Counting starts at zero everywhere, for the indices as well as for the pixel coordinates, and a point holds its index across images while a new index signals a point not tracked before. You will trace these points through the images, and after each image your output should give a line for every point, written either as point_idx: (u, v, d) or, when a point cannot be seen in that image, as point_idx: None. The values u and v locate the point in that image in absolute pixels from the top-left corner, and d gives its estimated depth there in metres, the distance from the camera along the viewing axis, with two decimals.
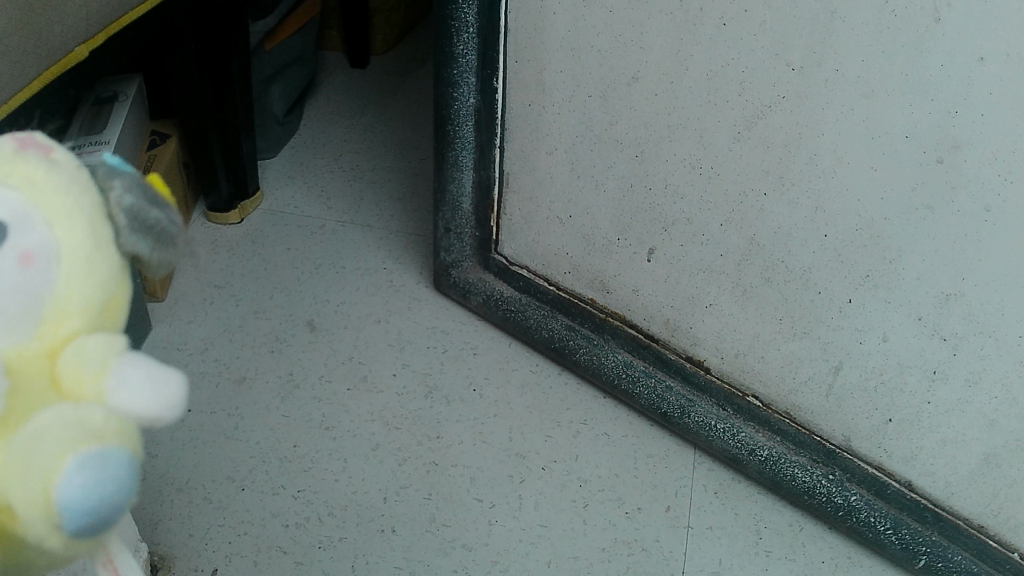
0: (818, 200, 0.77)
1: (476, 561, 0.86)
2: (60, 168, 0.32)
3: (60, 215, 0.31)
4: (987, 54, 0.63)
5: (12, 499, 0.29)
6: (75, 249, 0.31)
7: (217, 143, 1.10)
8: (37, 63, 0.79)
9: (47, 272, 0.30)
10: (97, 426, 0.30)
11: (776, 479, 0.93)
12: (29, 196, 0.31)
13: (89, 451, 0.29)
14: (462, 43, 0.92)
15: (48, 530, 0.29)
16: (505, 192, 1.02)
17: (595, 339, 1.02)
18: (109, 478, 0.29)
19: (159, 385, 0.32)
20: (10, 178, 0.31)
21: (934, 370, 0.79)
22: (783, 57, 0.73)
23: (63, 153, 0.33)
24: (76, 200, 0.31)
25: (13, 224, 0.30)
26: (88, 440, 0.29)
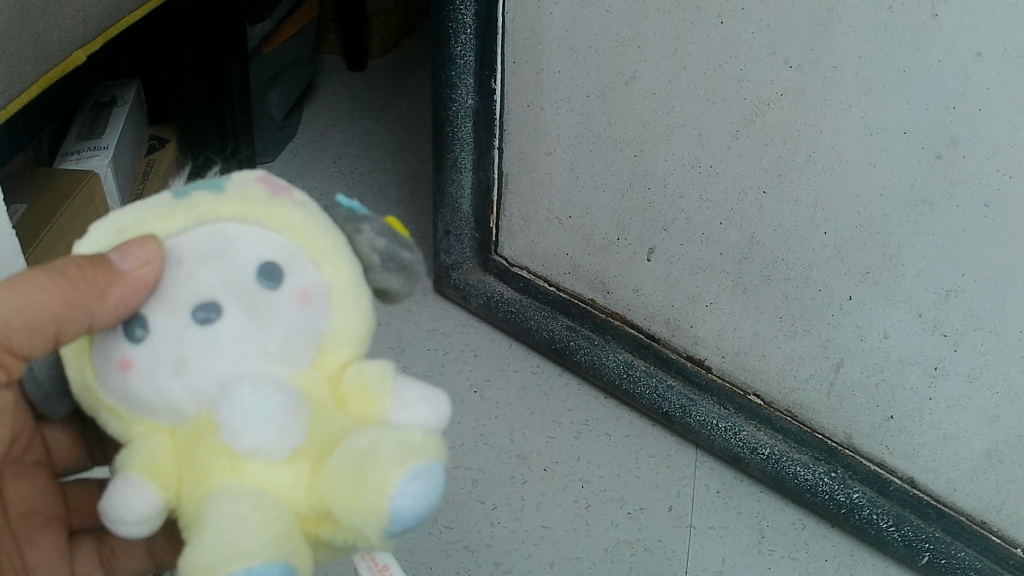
0: (816, 197, 0.77)
1: (478, 563, 0.86)
2: (315, 218, 0.39)
3: (324, 258, 0.38)
4: (985, 48, 0.63)
5: (348, 505, 0.33)
6: (339, 286, 0.38)
7: (215, 146, 1.10)
8: (35, 69, 0.80)
9: (322, 307, 0.37)
10: (418, 441, 0.34)
11: (779, 477, 0.93)
12: (294, 237, 0.38)
13: (419, 461, 0.33)
14: (459, 45, 0.92)
15: (378, 533, 0.33)
16: (504, 194, 1.02)
17: (595, 339, 1.01)
18: (435, 487, 0.33)
19: (429, 406, 0.39)
20: (279, 220, 0.38)
21: (935, 366, 0.79)
22: (781, 55, 0.73)
23: (301, 199, 0.41)
24: (334, 242, 0.39)
25: (289, 265, 0.37)
26: (409, 451, 0.34)
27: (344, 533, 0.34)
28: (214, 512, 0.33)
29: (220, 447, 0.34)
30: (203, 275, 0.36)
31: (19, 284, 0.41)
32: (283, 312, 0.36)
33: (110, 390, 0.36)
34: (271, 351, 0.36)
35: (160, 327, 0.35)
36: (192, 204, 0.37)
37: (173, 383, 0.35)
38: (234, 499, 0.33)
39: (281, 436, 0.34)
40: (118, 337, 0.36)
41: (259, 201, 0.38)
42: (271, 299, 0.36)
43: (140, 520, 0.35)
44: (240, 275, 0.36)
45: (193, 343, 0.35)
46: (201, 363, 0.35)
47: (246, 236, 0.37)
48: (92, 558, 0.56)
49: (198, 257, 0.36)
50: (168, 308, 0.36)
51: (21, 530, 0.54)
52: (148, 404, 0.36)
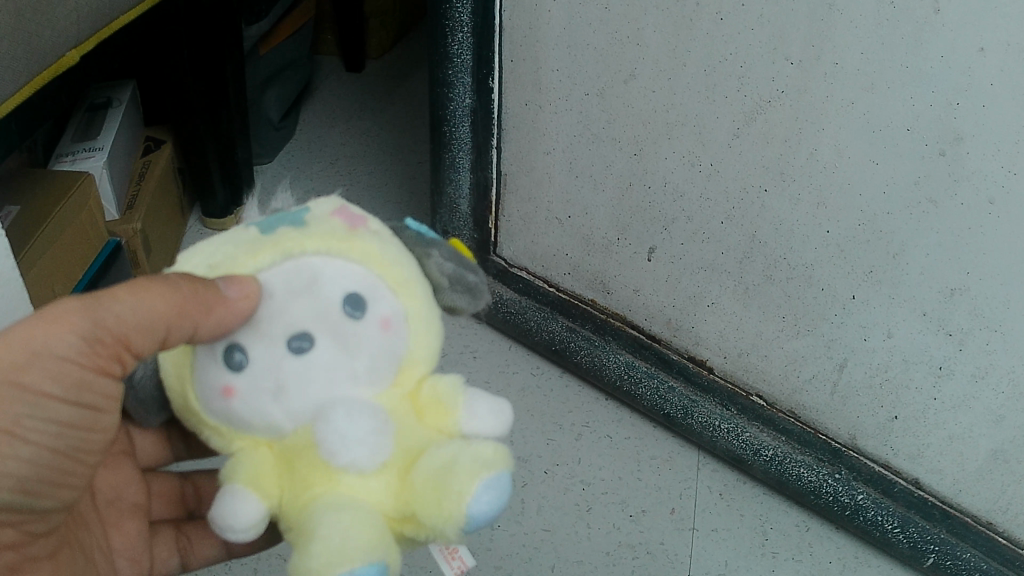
0: (819, 195, 0.76)
1: (478, 566, 0.85)
2: (390, 247, 0.43)
3: (400, 286, 0.42)
4: (988, 43, 0.62)
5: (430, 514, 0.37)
6: (415, 312, 0.42)
7: (212, 149, 1.07)
8: (27, 70, 0.79)
9: (401, 332, 0.41)
10: (486, 455, 0.38)
11: (782, 479, 0.91)
12: (373, 268, 0.41)
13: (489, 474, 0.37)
14: (456, 43, 0.90)
15: (456, 534, 0.37)
16: (502, 194, 1.01)
17: (596, 340, 1.00)
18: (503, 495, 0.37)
19: (498, 414, 0.43)
20: (358, 253, 0.41)
21: (939, 366, 0.78)
22: (782, 51, 0.72)
23: (376, 226, 0.44)
24: (409, 270, 0.42)
25: (371, 296, 0.41)
26: (481, 467, 0.38)
27: (426, 533, 0.39)
28: (315, 523, 0.37)
29: (318, 460, 0.38)
30: (294, 309, 0.39)
31: (138, 287, 0.43)
32: (369, 340, 0.40)
33: (213, 408, 0.40)
34: (359, 374, 0.40)
35: (259, 357, 0.39)
36: (278, 240, 0.41)
37: (273, 407, 0.39)
38: (335, 508, 0.37)
39: (373, 453, 0.38)
40: (217, 361, 0.40)
41: (340, 234, 0.41)
42: (359, 330, 0.40)
43: (249, 530, 0.38)
44: (329, 308, 0.39)
45: (291, 371, 0.39)
46: (298, 389, 0.39)
47: (332, 270, 0.40)
48: (171, 544, 0.62)
49: (289, 292, 0.40)
50: (265, 340, 0.39)
51: (108, 516, 0.59)
52: (250, 423, 0.40)
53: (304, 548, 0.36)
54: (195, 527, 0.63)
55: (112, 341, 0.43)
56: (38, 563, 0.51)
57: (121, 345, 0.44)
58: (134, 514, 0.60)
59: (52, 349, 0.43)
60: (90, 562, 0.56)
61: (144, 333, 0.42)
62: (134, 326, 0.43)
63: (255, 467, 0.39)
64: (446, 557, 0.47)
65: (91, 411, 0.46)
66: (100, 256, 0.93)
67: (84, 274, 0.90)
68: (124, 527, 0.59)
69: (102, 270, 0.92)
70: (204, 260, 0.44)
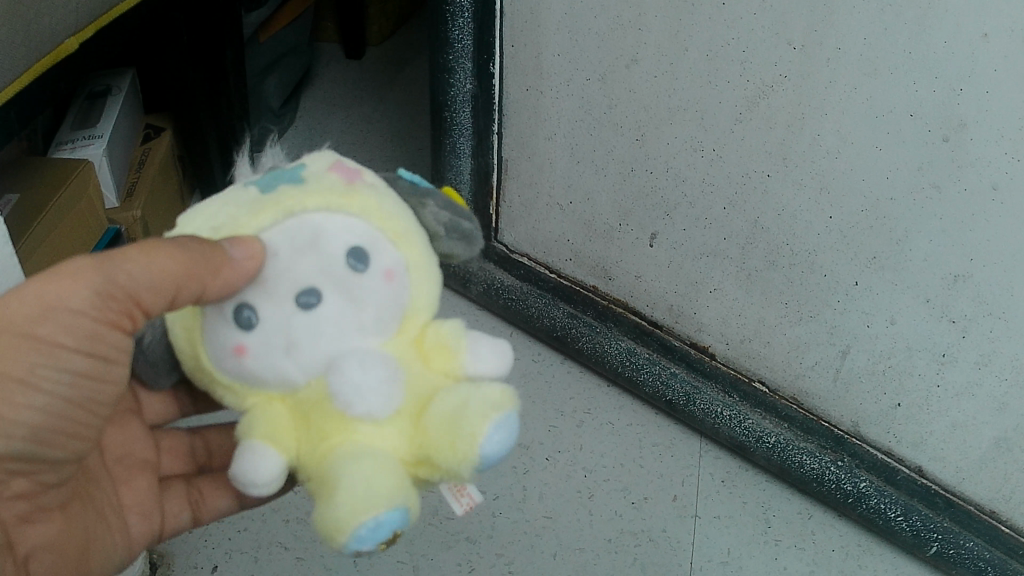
0: (822, 180, 0.76)
1: (479, 554, 0.84)
2: (388, 199, 0.43)
3: (400, 238, 0.42)
4: (991, 29, 0.62)
5: (447, 454, 0.38)
6: (415, 261, 0.42)
7: (212, 133, 1.07)
8: (25, 57, 0.78)
9: (404, 282, 0.41)
10: (496, 395, 0.39)
11: (786, 466, 0.91)
12: (374, 222, 0.41)
13: (500, 414, 0.38)
14: (457, 28, 0.90)
15: (472, 472, 0.39)
16: (503, 180, 1.00)
17: (597, 327, 1.00)
18: (514, 431, 0.39)
19: (499, 350, 0.43)
20: (359, 207, 0.41)
21: (943, 353, 0.77)
22: (785, 36, 0.71)
23: (369, 177, 0.44)
24: (406, 221, 0.42)
25: (375, 249, 0.41)
26: (493, 406, 0.39)
27: (443, 474, 0.39)
28: (338, 472, 0.37)
29: (333, 412, 0.39)
30: (301, 267, 0.39)
31: (147, 244, 0.42)
32: (375, 291, 0.40)
33: (225, 367, 0.40)
34: (367, 326, 0.40)
35: (268, 315, 0.39)
36: (279, 199, 0.40)
37: (286, 363, 0.39)
38: (354, 457, 0.38)
39: (386, 401, 0.39)
40: (226, 321, 0.40)
41: (339, 190, 0.41)
42: (364, 281, 0.40)
43: (270, 481, 0.39)
44: (334, 261, 0.39)
45: (300, 326, 0.39)
46: (309, 344, 0.39)
47: (334, 223, 0.40)
48: (183, 499, 0.61)
49: (294, 250, 0.39)
50: (273, 298, 0.39)
51: (118, 474, 0.59)
52: (262, 379, 0.40)
53: (327, 499, 0.37)
54: (207, 481, 0.62)
55: (121, 298, 0.43)
56: (48, 515, 0.52)
57: (131, 303, 0.43)
58: (144, 469, 0.60)
59: (64, 302, 0.43)
60: (101, 517, 0.56)
61: (153, 291, 0.42)
62: (143, 282, 0.42)
63: (271, 423, 0.40)
64: (455, 495, 0.45)
65: (103, 363, 0.46)
66: (100, 244, 0.92)
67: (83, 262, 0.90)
68: (135, 483, 0.59)
69: None
70: (205, 222, 0.44)
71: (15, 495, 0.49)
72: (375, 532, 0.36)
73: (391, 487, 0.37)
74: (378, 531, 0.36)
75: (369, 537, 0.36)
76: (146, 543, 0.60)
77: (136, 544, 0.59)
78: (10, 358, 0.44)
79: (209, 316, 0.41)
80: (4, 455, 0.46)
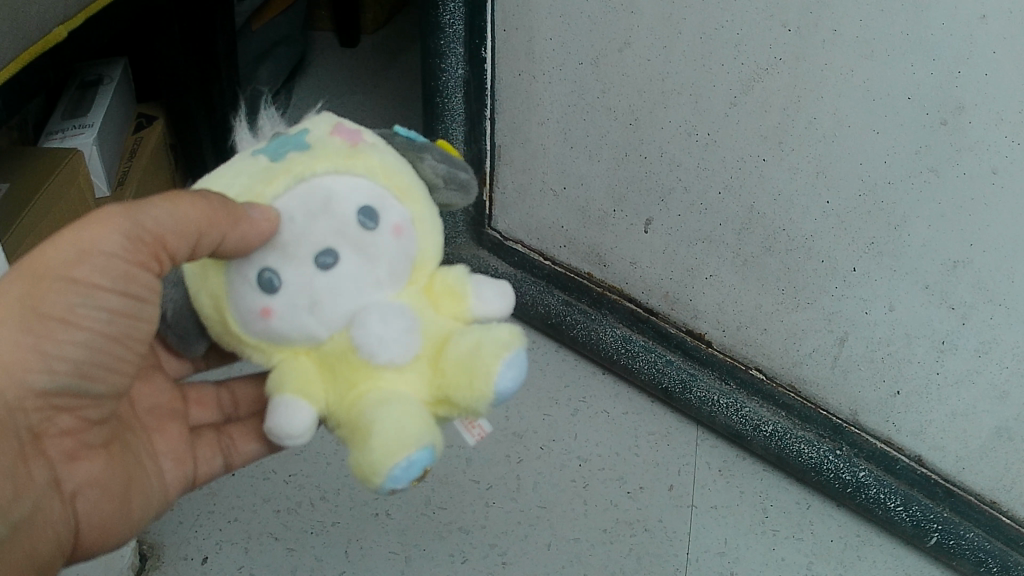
0: (818, 163, 0.75)
1: (473, 545, 0.83)
2: (389, 157, 0.45)
3: (404, 194, 0.45)
4: (990, 11, 0.61)
5: (464, 393, 0.42)
6: (418, 216, 0.45)
7: (202, 123, 1.06)
8: (13, 44, 0.77)
9: (411, 236, 0.44)
10: (504, 335, 0.43)
11: (782, 455, 0.90)
12: (379, 182, 0.44)
13: (509, 353, 0.42)
14: (448, 13, 0.90)
15: (488, 408, 0.42)
16: (496, 166, 0.99)
17: (592, 314, 0.99)
18: (523, 368, 0.42)
19: (501, 289, 0.47)
20: (364, 168, 0.44)
21: (942, 340, 0.76)
22: (780, 18, 0.70)
23: (369, 137, 0.46)
24: (408, 178, 0.45)
25: (383, 208, 0.43)
26: (502, 346, 0.42)
27: (460, 411, 0.43)
28: (369, 418, 0.41)
29: (357, 361, 0.42)
30: (317, 229, 0.42)
31: (176, 197, 0.45)
32: (385, 246, 0.43)
33: (250, 328, 0.43)
34: (381, 281, 0.43)
35: (290, 277, 0.42)
36: (289, 166, 0.43)
37: (311, 320, 0.42)
38: (382, 403, 0.41)
39: (406, 348, 0.42)
40: (249, 286, 0.43)
41: (344, 152, 0.44)
42: (376, 239, 0.43)
43: (305, 432, 0.42)
44: (347, 223, 0.42)
45: (322, 287, 0.42)
46: (331, 302, 0.42)
47: (344, 187, 0.43)
48: (213, 445, 0.61)
49: (309, 214, 0.42)
50: (293, 261, 0.42)
51: (150, 423, 0.59)
52: (290, 337, 0.43)
53: (364, 445, 0.40)
54: (236, 427, 0.62)
55: (149, 244, 0.45)
56: (94, 452, 0.54)
57: (157, 250, 0.45)
58: (173, 418, 0.61)
59: (99, 246, 0.46)
60: (139, 466, 0.57)
61: (177, 239, 0.44)
62: (168, 232, 0.44)
63: (300, 377, 0.43)
64: (467, 427, 0.50)
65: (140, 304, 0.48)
66: None
67: None
68: (167, 430, 0.60)
69: None
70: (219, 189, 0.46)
71: (62, 431, 0.51)
72: (409, 471, 0.40)
73: (418, 428, 0.40)
74: (410, 469, 0.40)
75: (402, 476, 0.40)
76: (181, 490, 0.60)
77: (171, 489, 0.59)
78: (49, 297, 0.46)
79: (229, 282, 0.43)
80: (51, 391, 0.49)
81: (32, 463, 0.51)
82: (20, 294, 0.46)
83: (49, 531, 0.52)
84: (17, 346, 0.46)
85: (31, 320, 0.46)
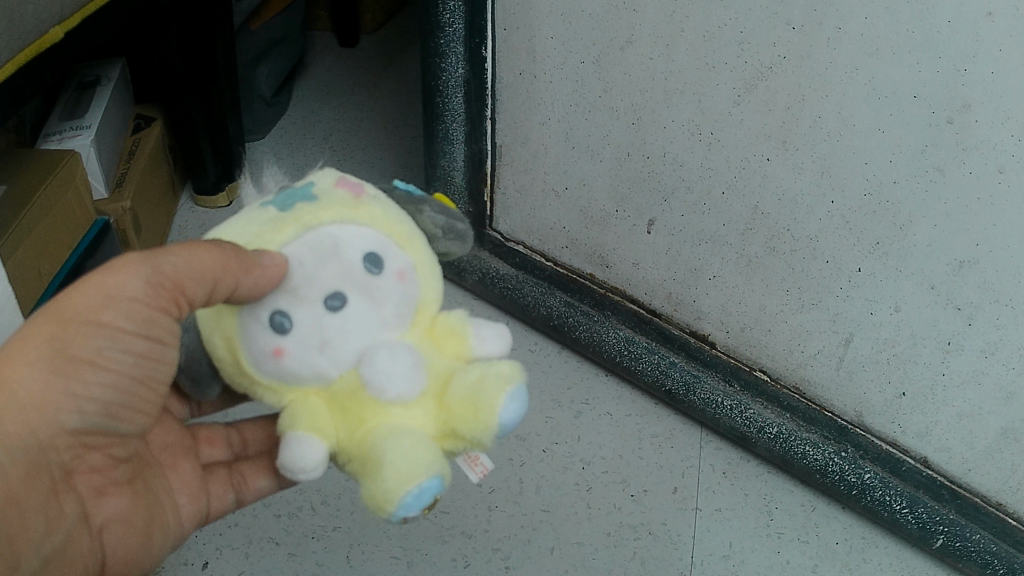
0: (823, 163, 0.74)
1: (476, 549, 0.83)
2: (391, 208, 0.46)
3: (406, 242, 0.45)
4: (996, 8, 0.60)
5: (469, 426, 0.41)
6: (420, 262, 0.45)
7: (201, 125, 1.04)
8: (9, 46, 0.76)
9: (414, 281, 0.44)
10: (504, 371, 0.43)
11: (787, 457, 0.89)
12: (383, 230, 0.44)
13: (512, 385, 0.42)
14: (448, 12, 0.89)
15: (492, 441, 0.42)
16: (497, 167, 0.98)
17: (594, 315, 0.98)
18: (524, 401, 0.42)
19: (500, 333, 0.47)
20: (368, 218, 0.44)
21: (948, 341, 0.76)
22: (783, 16, 0.70)
23: (370, 191, 0.46)
24: (408, 227, 0.45)
25: (387, 253, 0.43)
26: (505, 380, 0.42)
27: (466, 446, 0.43)
28: (380, 450, 0.40)
29: (365, 398, 0.42)
30: (325, 272, 0.42)
31: (195, 243, 0.45)
32: (391, 290, 0.43)
33: (261, 368, 0.43)
34: (387, 322, 0.43)
35: (301, 318, 0.42)
36: (297, 215, 0.43)
37: (322, 360, 0.42)
38: (392, 435, 0.41)
39: (413, 384, 0.42)
40: (261, 327, 0.42)
41: (349, 203, 0.44)
42: (382, 283, 0.43)
43: (319, 468, 0.41)
44: (354, 267, 0.42)
45: (332, 327, 0.41)
46: (341, 342, 0.42)
47: (350, 235, 0.43)
48: (225, 481, 0.60)
49: (317, 259, 0.42)
50: (303, 302, 0.42)
51: (165, 460, 0.58)
52: (300, 376, 0.42)
53: (375, 475, 0.40)
54: (247, 464, 0.61)
55: (168, 289, 0.45)
56: (118, 487, 0.53)
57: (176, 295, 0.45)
58: (186, 454, 0.60)
59: (123, 290, 0.46)
60: (159, 503, 0.56)
61: (194, 287, 0.44)
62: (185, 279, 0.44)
63: (312, 414, 0.42)
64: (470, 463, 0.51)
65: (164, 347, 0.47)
66: (88, 235, 0.90)
67: (72, 253, 0.88)
68: (181, 467, 0.59)
69: (90, 249, 0.90)
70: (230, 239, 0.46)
71: (87, 468, 0.51)
72: (420, 498, 0.39)
73: (428, 458, 0.40)
74: (422, 497, 0.39)
75: (414, 504, 0.39)
76: (195, 526, 0.59)
77: (188, 525, 0.58)
78: (77, 341, 0.46)
79: (240, 325, 0.43)
80: (74, 431, 0.48)
81: (62, 497, 0.50)
82: (47, 336, 0.45)
83: (76, 563, 0.51)
84: (46, 389, 0.46)
85: (60, 363, 0.46)
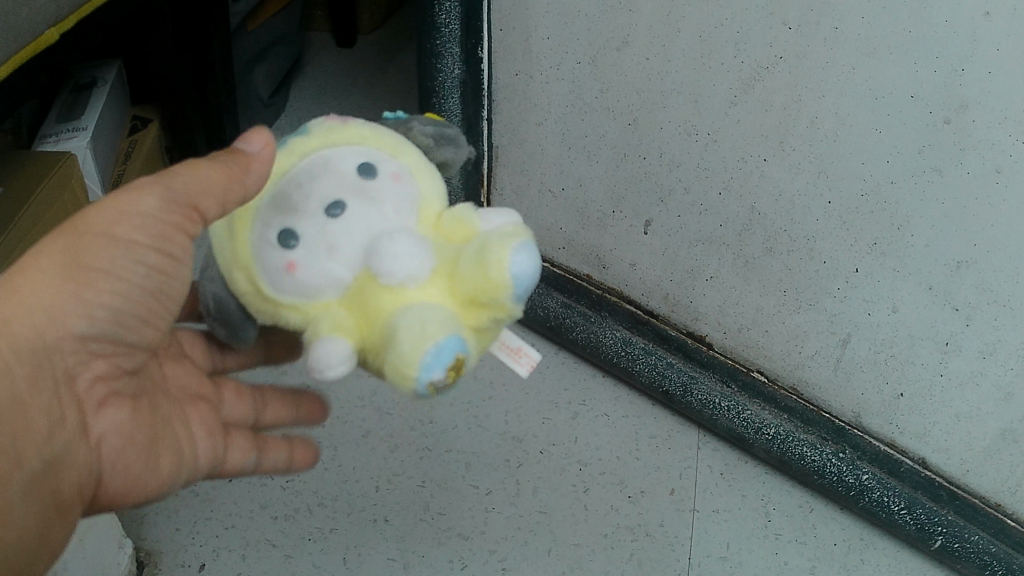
0: (820, 164, 0.74)
1: (473, 551, 0.82)
2: (380, 129, 0.45)
3: (396, 151, 0.44)
4: (994, 8, 0.60)
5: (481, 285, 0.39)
6: (416, 168, 0.44)
7: (199, 125, 1.04)
8: (6, 47, 0.76)
9: (413, 182, 0.43)
10: (506, 232, 0.40)
11: (785, 459, 0.88)
12: (371, 146, 0.43)
13: (515, 241, 0.39)
14: (444, 12, 0.87)
15: (511, 300, 0.39)
16: (495, 167, 0.98)
17: (591, 316, 0.97)
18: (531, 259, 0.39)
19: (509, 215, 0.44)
20: (354, 137, 0.43)
21: (946, 341, 0.75)
22: (780, 16, 0.69)
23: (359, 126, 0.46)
24: (398, 139, 0.44)
25: (378, 161, 0.43)
26: (507, 237, 0.40)
27: (491, 320, 0.40)
28: (395, 324, 0.38)
29: (379, 285, 0.40)
30: (320, 187, 0.41)
31: (202, 161, 0.47)
32: (387, 190, 0.42)
33: (278, 291, 0.41)
34: (389, 214, 0.41)
35: (301, 229, 0.41)
36: (287, 152, 0.44)
37: (330, 262, 0.40)
38: (406, 309, 0.39)
39: (423, 261, 0.39)
40: (268, 247, 0.41)
41: (334, 129, 0.44)
42: (377, 184, 0.42)
43: (344, 364, 0.39)
44: (344, 176, 0.41)
45: (332, 229, 0.40)
46: (343, 240, 0.40)
47: (337, 154, 0.42)
48: (245, 444, 0.60)
49: (309, 178, 0.42)
50: (303, 215, 0.41)
51: (179, 398, 0.58)
52: (315, 288, 0.41)
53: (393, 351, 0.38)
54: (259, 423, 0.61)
55: (181, 206, 0.47)
56: (123, 400, 0.53)
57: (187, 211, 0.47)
58: (202, 401, 0.59)
59: (137, 206, 0.47)
60: (168, 432, 0.55)
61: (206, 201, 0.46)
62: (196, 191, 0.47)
63: (333, 322, 0.40)
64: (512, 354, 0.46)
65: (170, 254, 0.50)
66: None
67: None
68: (195, 406, 0.58)
69: None
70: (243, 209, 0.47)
71: (94, 375, 0.51)
72: (441, 353, 0.37)
73: (439, 322, 0.38)
74: (441, 356, 0.37)
75: (435, 365, 0.37)
76: (208, 472, 0.58)
77: (203, 463, 0.57)
78: (92, 253, 0.47)
79: (247, 249, 0.42)
80: (82, 338, 0.49)
81: (68, 407, 0.49)
82: (61, 245, 0.47)
83: (72, 472, 0.50)
84: (57, 292, 0.47)
85: (73, 270, 0.47)
